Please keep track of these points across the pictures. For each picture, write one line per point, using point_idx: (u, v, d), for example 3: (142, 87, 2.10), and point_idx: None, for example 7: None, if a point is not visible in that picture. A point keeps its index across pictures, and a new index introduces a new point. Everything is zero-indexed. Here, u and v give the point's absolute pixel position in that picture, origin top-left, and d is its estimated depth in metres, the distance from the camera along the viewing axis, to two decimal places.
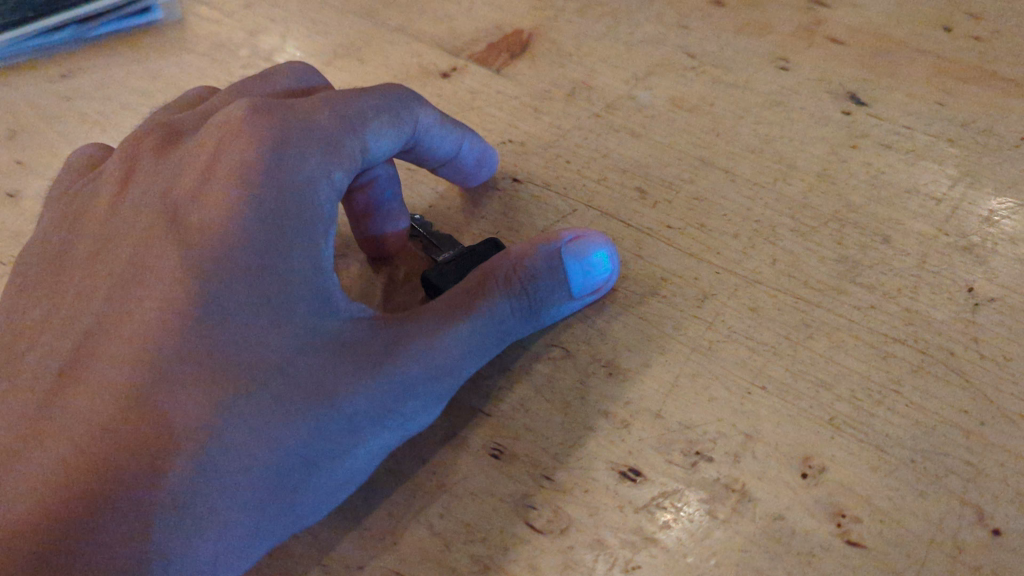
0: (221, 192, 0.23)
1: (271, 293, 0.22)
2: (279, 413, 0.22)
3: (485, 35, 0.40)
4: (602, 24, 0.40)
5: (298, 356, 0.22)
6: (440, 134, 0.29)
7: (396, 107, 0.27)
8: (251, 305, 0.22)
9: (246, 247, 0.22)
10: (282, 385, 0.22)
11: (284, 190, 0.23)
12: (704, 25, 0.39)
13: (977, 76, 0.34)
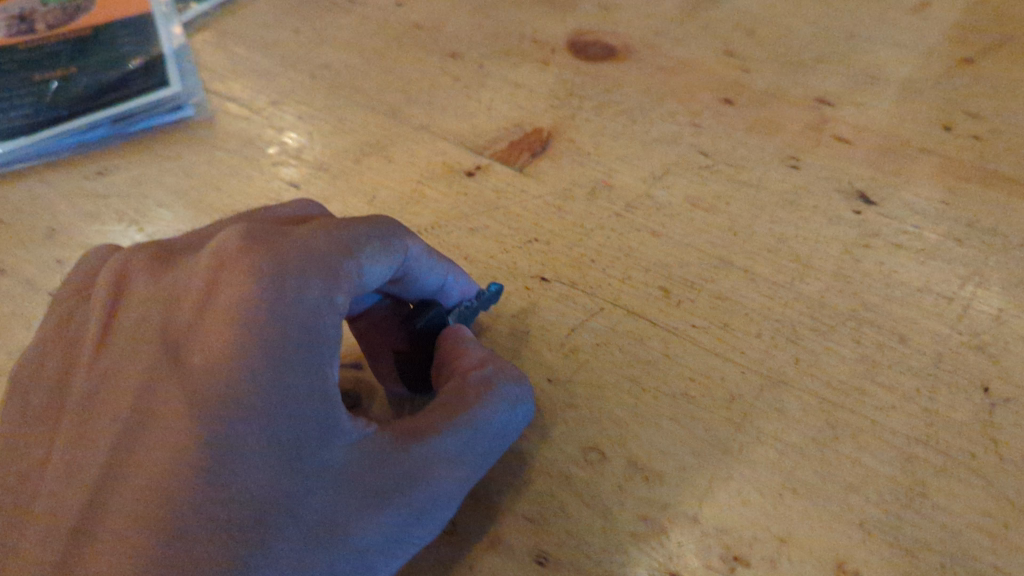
0: (223, 333, 0.22)
1: (279, 439, 0.22)
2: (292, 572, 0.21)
3: (507, 134, 0.42)
4: (618, 124, 0.42)
5: (307, 496, 0.22)
6: (428, 263, 0.29)
7: (386, 235, 0.27)
8: (253, 455, 0.21)
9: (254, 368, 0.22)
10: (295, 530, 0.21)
11: (289, 325, 0.23)
12: (715, 124, 0.41)
13: (980, 175, 0.36)
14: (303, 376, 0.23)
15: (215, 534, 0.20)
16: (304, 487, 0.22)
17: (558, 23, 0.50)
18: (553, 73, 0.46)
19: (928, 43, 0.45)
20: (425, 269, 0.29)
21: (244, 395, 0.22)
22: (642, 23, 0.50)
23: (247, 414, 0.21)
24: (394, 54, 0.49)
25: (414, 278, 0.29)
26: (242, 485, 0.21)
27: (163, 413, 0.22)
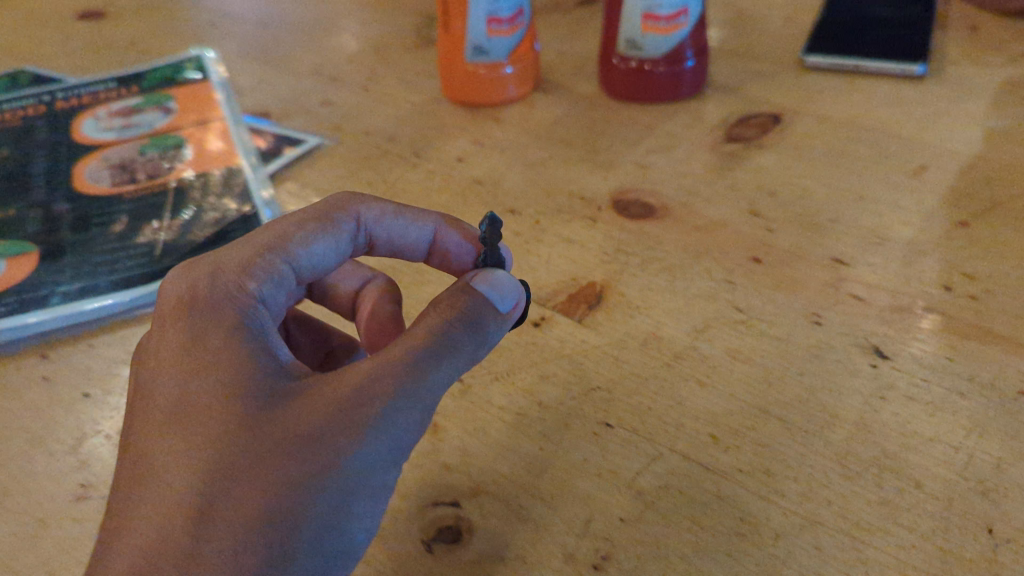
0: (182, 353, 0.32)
1: (239, 401, 0.30)
2: (279, 479, 0.29)
3: (565, 287, 0.49)
4: (663, 281, 0.48)
5: (274, 435, 0.29)
6: (383, 221, 0.42)
7: (329, 209, 0.40)
8: (232, 405, 0.30)
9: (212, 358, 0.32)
10: (271, 468, 0.29)
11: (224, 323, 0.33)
12: (746, 283, 0.48)
13: (978, 332, 0.42)
14: (249, 336, 0.33)
15: (216, 482, 0.29)
16: (263, 426, 0.30)
17: (603, 181, 0.58)
18: (601, 229, 0.53)
19: (928, 206, 0.52)
20: (397, 231, 0.43)
21: (200, 391, 0.31)
22: (676, 183, 0.57)
23: (207, 394, 0.31)
24: (460, 208, 0.56)
25: (388, 241, 0.43)
26: (219, 442, 0.29)
27: (154, 416, 0.31)
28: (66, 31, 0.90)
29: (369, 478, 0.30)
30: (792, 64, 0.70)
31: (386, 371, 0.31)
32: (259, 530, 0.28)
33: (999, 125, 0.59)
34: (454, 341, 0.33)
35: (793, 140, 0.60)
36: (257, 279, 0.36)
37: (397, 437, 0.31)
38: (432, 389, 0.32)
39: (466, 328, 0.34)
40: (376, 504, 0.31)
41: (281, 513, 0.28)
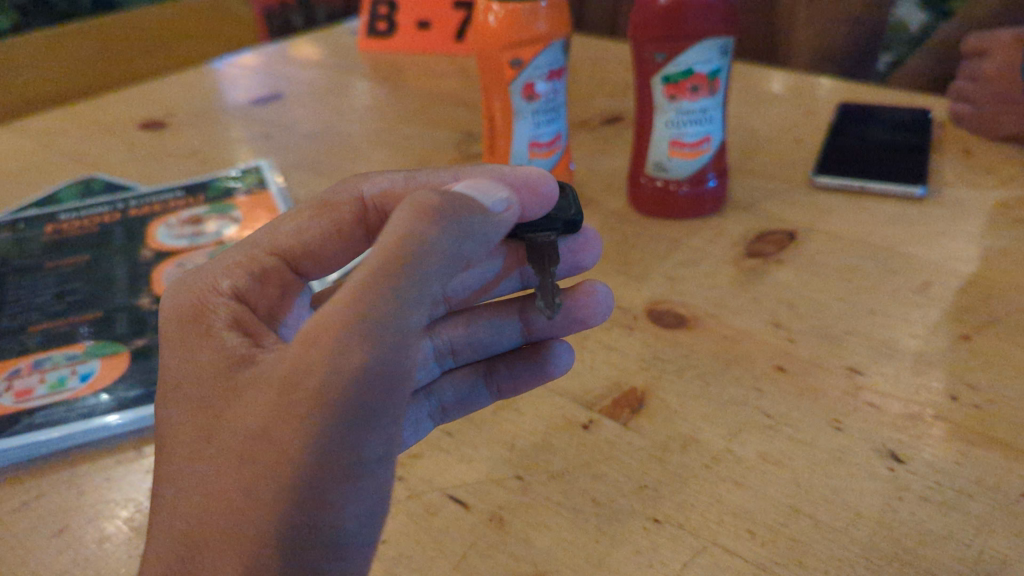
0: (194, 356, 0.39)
1: (231, 375, 0.37)
2: (257, 460, 0.33)
3: (610, 392, 0.54)
4: (697, 388, 0.54)
5: (261, 395, 0.34)
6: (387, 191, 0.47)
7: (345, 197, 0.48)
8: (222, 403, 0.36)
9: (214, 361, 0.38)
10: (257, 426, 0.34)
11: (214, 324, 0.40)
12: (772, 390, 0.53)
13: (983, 439, 0.48)
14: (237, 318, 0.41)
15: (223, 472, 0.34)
16: (245, 401, 0.35)
17: (638, 293, 0.64)
18: (639, 337, 0.59)
19: (934, 320, 0.58)
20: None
21: (209, 373, 0.38)
22: (704, 295, 0.63)
23: (210, 392, 0.37)
24: None
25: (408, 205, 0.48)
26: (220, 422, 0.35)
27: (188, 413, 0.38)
28: (130, 141, 0.97)
29: (350, 403, 0.32)
30: (803, 184, 0.78)
31: (341, 294, 0.32)
32: (256, 493, 0.33)
33: (994, 245, 0.66)
34: (414, 236, 0.33)
35: (808, 256, 0.67)
36: (241, 279, 0.43)
37: (359, 361, 0.32)
38: (400, 301, 0.32)
39: (432, 221, 0.34)
40: (388, 420, 0.33)
41: (273, 459, 0.33)
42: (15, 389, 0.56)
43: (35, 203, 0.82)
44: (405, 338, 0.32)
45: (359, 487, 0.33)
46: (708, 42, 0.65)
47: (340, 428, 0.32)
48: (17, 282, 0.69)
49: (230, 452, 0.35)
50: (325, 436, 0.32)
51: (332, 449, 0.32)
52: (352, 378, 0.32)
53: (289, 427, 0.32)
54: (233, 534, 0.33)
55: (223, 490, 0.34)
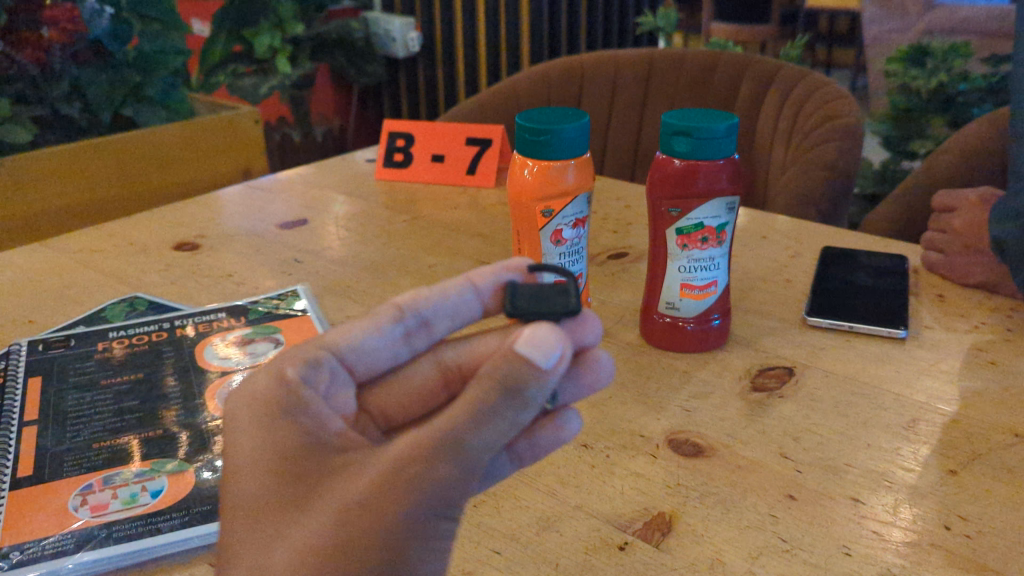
0: (259, 433, 0.43)
1: (305, 471, 0.42)
2: (344, 536, 0.39)
3: (640, 515, 0.60)
4: (718, 513, 0.60)
5: (339, 509, 0.40)
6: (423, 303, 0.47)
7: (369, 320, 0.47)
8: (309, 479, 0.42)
9: (286, 439, 0.43)
10: (331, 536, 0.40)
11: (282, 401, 0.43)
12: (785, 516, 0.59)
13: (975, 566, 0.54)
14: (303, 409, 0.43)
15: (303, 541, 0.40)
16: (334, 485, 0.41)
17: (657, 423, 0.70)
18: (662, 464, 0.65)
19: (923, 455, 0.65)
20: (441, 302, 0.48)
21: (278, 464, 0.43)
22: (717, 426, 0.70)
23: (289, 470, 0.42)
24: None
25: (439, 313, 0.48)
26: (306, 497, 0.41)
27: (254, 485, 0.43)
28: (167, 261, 1.04)
29: (419, 533, 0.39)
30: (797, 322, 0.86)
31: (427, 445, 0.39)
32: (338, 564, 0.39)
33: (972, 385, 0.74)
34: (487, 409, 0.39)
35: (806, 391, 0.74)
36: (296, 369, 0.44)
37: (431, 502, 0.39)
38: (468, 460, 0.39)
39: (501, 395, 0.38)
40: (445, 541, 0.40)
41: (344, 569, 0.39)
42: (89, 504, 0.61)
43: (84, 321, 0.88)
44: (469, 488, 0.40)
45: (432, 553, 0.40)
46: (716, 200, 0.74)
47: (404, 550, 0.39)
48: (77, 401, 0.74)
49: (310, 525, 0.40)
50: (397, 560, 0.39)
51: (397, 571, 0.39)
52: (424, 515, 0.39)
53: (365, 548, 0.39)
54: None
55: (299, 559, 0.40)
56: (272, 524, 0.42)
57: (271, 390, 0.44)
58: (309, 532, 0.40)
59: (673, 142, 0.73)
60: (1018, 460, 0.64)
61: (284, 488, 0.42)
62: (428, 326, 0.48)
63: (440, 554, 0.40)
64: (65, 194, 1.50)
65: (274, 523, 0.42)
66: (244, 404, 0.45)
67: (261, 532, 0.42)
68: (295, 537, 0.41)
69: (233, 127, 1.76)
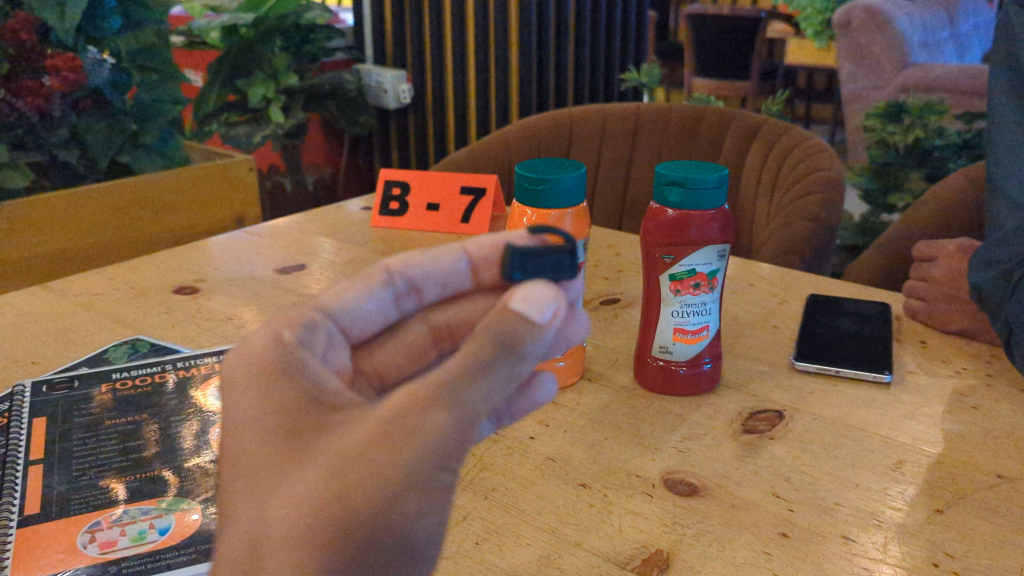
0: (256, 389, 0.43)
1: (301, 427, 0.42)
2: (338, 486, 0.39)
3: (638, 552, 0.62)
4: (714, 550, 0.61)
5: (337, 458, 0.39)
6: (412, 266, 0.49)
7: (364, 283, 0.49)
8: (304, 435, 0.41)
9: (282, 396, 0.43)
10: (328, 485, 0.39)
11: (278, 361, 0.44)
12: (779, 553, 0.61)
13: None
14: (303, 372, 0.44)
15: (296, 493, 0.40)
16: (330, 439, 0.41)
17: (652, 464, 0.72)
18: (658, 503, 0.67)
19: (911, 494, 0.67)
20: (429, 267, 0.49)
21: (276, 421, 0.42)
22: (711, 467, 0.72)
23: (287, 424, 0.42)
24: (541, 484, 0.70)
25: (427, 279, 0.49)
26: (300, 450, 0.41)
27: (250, 442, 0.42)
28: (167, 304, 1.06)
29: (416, 484, 0.39)
30: (785, 367, 0.88)
31: (428, 393, 0.39)
32: (332, 513, 0.39)
33: (955, 428, 0.76)
34: (484, 361, 0.39)
35: (796, 433, 0.76)
36: (297, 327, 0.46)
37: (432, 452, 0.39)
38: (467, 408, 0.39)
39: (498, 349, 0.39)
40: (441, 494, 0.40)
41: (338, 519, 0.39)
42: (99, 541, 0.62)
43: (87, 362, 0.90)
44: (467, 441, 0.40)
45: (428, 505, 0.40)
46: (707, 248, 0.77)
47: (401, 502, 0.39)
48: (82, 440, 0.75)
49: (304, 479, 0.40)
50: (395, 512, 0.39)
51: (392, 523, 0.39)
52: (423, 466, 0.39)
53: (362, 498, 0.38)
54: (300, 547, 0.39)
55: (295, 512, 0.39)
56: (265, 482, 0.41)
57: (270, 348, 0.44)
58: (301, 483, 0.40)
59: (666, 193, 0.77)
60: (1001, 499, 0.66)
61: (281, 443, 0.42)
62: (419, 291, 0.50)
63: (436, 510, 0.40)
64: (60, 239, 1.52)
65: (267, 478, 0.41)
66: (242, 361, 0.44)
67: (256, 490, 0.41)
68: (288, 488, 0.40)
69: (227, 174, 1.79)
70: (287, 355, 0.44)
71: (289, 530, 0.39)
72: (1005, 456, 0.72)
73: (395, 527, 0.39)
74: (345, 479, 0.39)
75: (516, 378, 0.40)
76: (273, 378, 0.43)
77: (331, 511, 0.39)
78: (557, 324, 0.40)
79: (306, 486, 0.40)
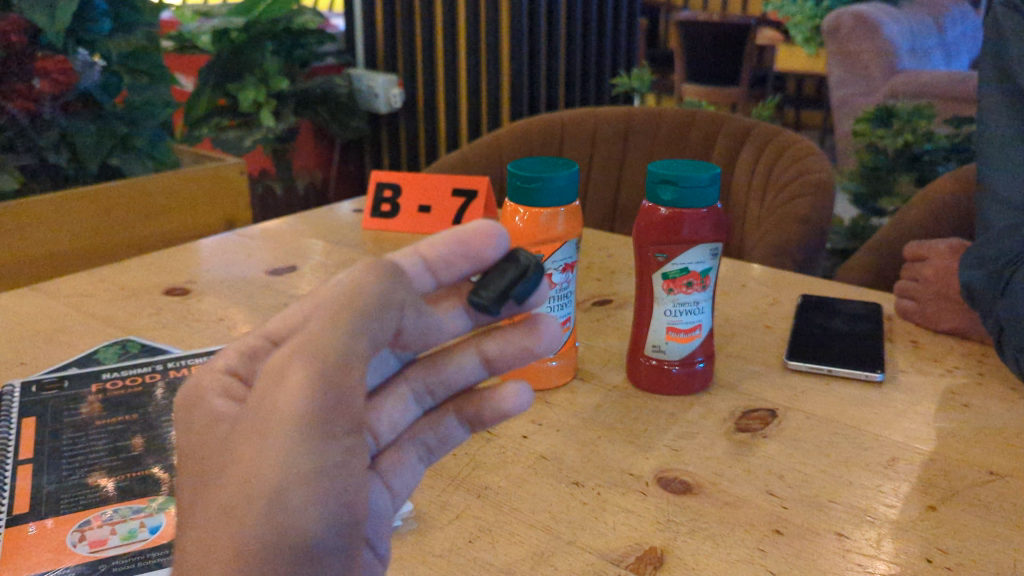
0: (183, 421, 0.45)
1: (202, 448, 0.42)
2: (234, 486, 0.39)
3: (633, 549, 0.61)
4: (708, 548, 0.61)
5: (231, 469, 0.39)
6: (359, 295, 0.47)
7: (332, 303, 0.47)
8: (206, 450, 0.42)
9: (189, 421, 0.44)
10: (223, 498, 0.39)
11: (207, 389, 0.45)
12: (774, 551, 0.61)
13: None
14: (226, 399, 0.44)
15: (206, 510, 0.40)
16: (223, 445, 0.41)
17: (646, 462, 0.72)
18: (652, 500, 0.67)
19: (904, 491, 0.67)
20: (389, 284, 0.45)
21: (189, 445, 0.43)
22: (704, 464, 0.72)
23: (193, 444, 0.43)
24: (535, 481, 0.70)
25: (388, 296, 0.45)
26: (202, 463, 0.41)
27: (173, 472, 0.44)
28: (157, 306, 1.05)
29: (303, 461, 0.38)
30: (778, 366, 0.88)
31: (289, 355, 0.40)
32: (234, 518, 0.39)
33: (947, 427, 0.76)
34: (350, 298, 0.41)
35: (790, 430, 0.76)
36: (234, 368, 0.46)
37: (302, 424, 0.38)
38: (332, 356, 0.39)
39: (368, 280, 0.42)
40: (336, 467, 0.39)
41: (236, 532, 0.38)
42: (89, 539, 0.62)
43: (76, 363, 0.89)
44: (345, 393, 0.39)
45: (324, 484, 0.39)
46: (701, 246, 0.77)
47: (286, 489, 0.38)
48: (71, 439, 0.75)
49: (211, 494, 0.40)
50: (282, 501, 0.38)
51: (286, 518, 0.38)
52: (298, 440, 0.38)
53: (251, 493, 0.38)
54: (210, 560, 0.39)
55: (206, 526, 0.39)
56: (187, 508, 0.41)
57: (208, 384, 0.45)
58: (205, 494, 0.40)
59: (659, 191, 0.77)
60: (994, 495, 0.67)
61: (194, 465, 0.42)
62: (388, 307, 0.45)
63: (338, 486, 0.39)
64: (50, 241, 1.51)
65: (186, 503, 0.42)
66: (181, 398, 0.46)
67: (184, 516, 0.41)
68: (197, 508, 0.40)
69: (218, 178, 1.78)
70: (218, 381, 0.45)
71: (203, 546, 0.39)
72: (999, 454, 0.72)
73: (291, 519, 0.38)
74: (243, 483, 0.39)
75: (389, 308, 0.42)
76: (204, 398, 0.44)
77: (234, 512, 0.39)
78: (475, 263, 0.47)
79: (207, 498, 0.40)
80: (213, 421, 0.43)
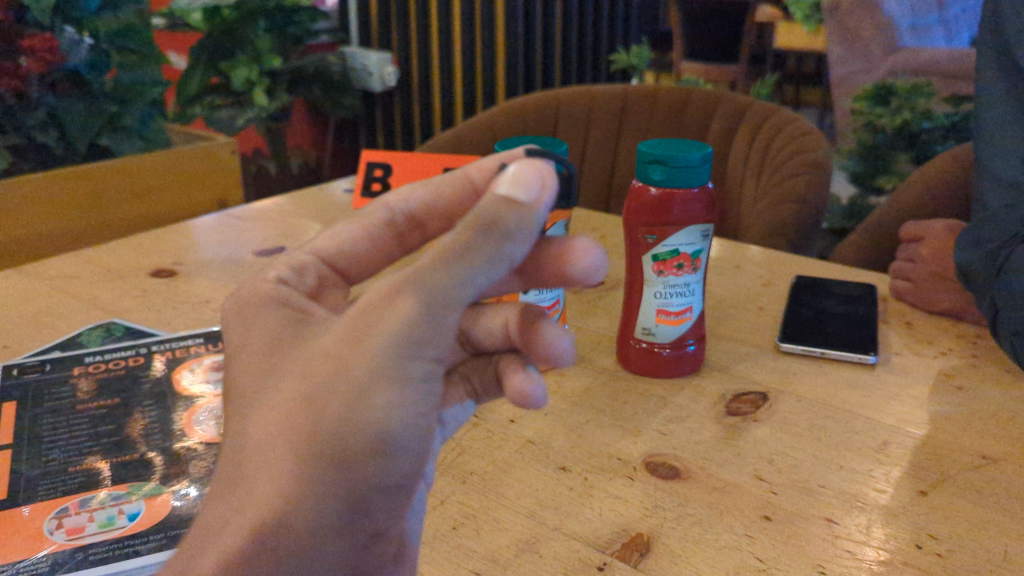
0: (252, 311, 0.48)
1: (275, 342, 0.46)
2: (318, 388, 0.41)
3: (618, 536, 0.60)
4: (695, 535, 0.60)
5: (315, 369, 0.42)
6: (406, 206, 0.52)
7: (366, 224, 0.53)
8: (294, 351, 0.44)
9: (257, 317, 0.48)
10: (302, 394, 0.41)
11: (270, 291, 0.49)
12: (762, 537, 0.60)
13: None
14: (296, 301, 0.48)
15: (282, 405, 0.42)
16: (307, 346, 0.44)
17: (634, 446, 0.71)
18: (639, 486, 0.66)
19: (895, 476, 0.66)
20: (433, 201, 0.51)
21: (266, 335, 0.46)
22: (693, 449, 0.71)
23: (272, 337, 0.46)
24: (521, 467, 0.69)
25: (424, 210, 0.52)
26: (282, 357, 0.45)
27: (238, 355, 0.47)
28: (144, 288, 1.04)
29: (390, 369, 0.40)
30: (771, 348, 0.87)
31: (397, 285, 0.41)
32: (310, 417, 0.41)
33: (940, 410, 0.75)
34: (468, 241, 0.41)
35: (779, 414, 0.75)
36: (285, 273, 0.51)
37: (397, 342, 0.40)
38: (436, 293, 0.40)
39: (481, 227, 0.41)
40: (419, 386, 0.41)
41: (311, 424, 0.40)
42: (66, 526, 0.61)
43: (59, 347, 0.88)
44: (441, 329, 0.40)
45: (408, 399, 0.40)
46: (691, 228, 0.75)
47: (369, 395, 0.40)
48: (52, 424, 0.74)
49: (288, 391, 0.42)
50: (364, 407, 0.40)
51: (363, 423, 0.40)
52: (390, 355, 0.40)
53: (334, 394, 0.40)
54: (286, 458, 0.41)
55: (281, 418, 0.42)
56: (262, 401, 0.44)
57: (268, 291, 0.49)
58: (284, 394, 0.42)
59: (649, 171, 0.75)
60: (985, 479, 0.66)
61: (277, 362, 0.45)
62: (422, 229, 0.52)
63: (419, 401, 0.41)
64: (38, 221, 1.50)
65: (257, 397, 0.44)
66: (244, 291, 0.50)
67: (259, 410, 0.43)
68: (275, 403, 0.43)
69: (209, 158, 1.76)
70: (275, 288, 0.49)
71: (276, 440, 0.41)
72: (991, 438, 0.71)
73: (369, 424, 0.40)
74: (325, 390, 0.41)
75: (506, 260, 0.41)
76: (267, 299, 0.48)
77: (315, 418, 0.40)
78: (549, 199, 0.42)
79: (287, 395, 0.42)
80: (293, 320, 0.47)
